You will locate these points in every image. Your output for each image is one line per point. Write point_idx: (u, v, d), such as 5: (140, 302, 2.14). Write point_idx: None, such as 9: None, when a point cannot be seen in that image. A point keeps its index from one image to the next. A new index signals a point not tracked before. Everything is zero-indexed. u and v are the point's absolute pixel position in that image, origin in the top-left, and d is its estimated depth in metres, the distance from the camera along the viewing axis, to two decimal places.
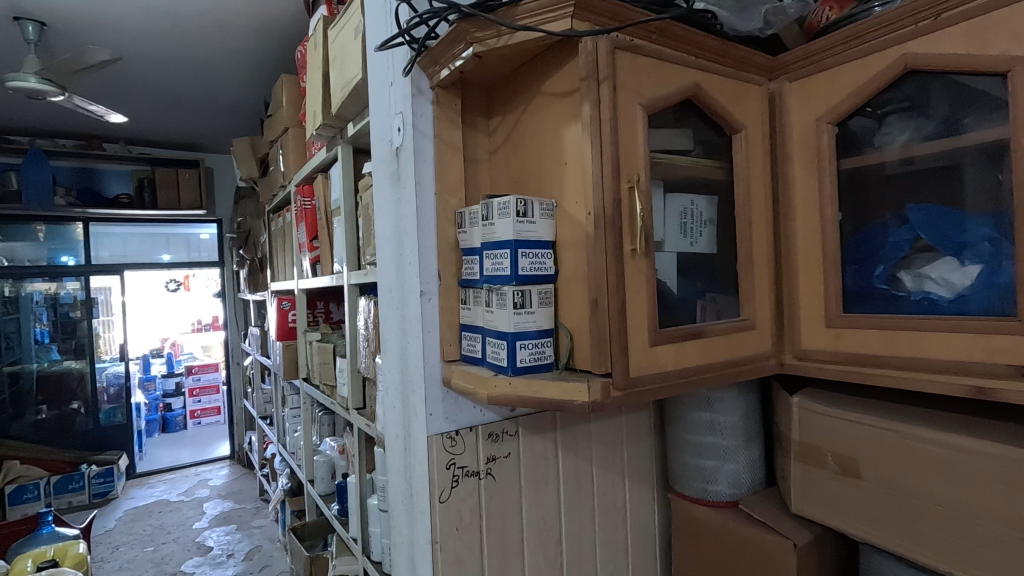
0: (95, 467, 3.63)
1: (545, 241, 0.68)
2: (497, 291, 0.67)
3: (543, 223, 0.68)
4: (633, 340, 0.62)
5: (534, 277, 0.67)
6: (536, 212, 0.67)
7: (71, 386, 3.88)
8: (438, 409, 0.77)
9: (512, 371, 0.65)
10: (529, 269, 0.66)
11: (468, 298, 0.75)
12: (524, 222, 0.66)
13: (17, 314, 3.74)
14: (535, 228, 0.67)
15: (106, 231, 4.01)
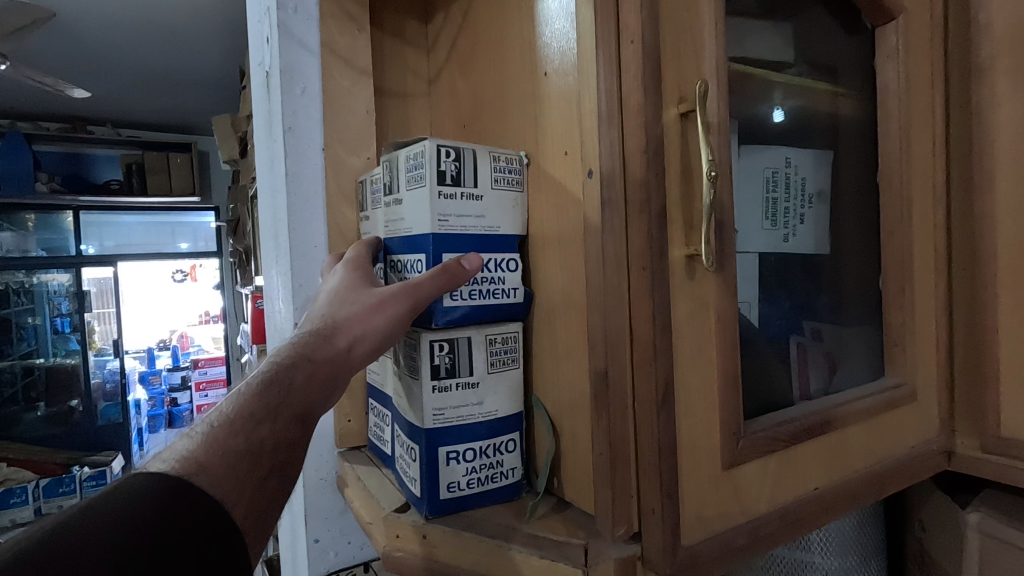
0: (89, 469, 3.35)
1: (503, 238, 0.34)
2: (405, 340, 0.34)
3: (496, 200, 0.33)
4: (689, 465, 0.27)
5: (482, 312, 0.33)
6: (482, 177, 0.33)
7: (65, 382, 3.70)
8: (332, 532, 0.44)
9: (428, 509, 0.31)
10: (469, 297, 0.32)
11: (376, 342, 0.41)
12: (458, 199, 0.32)
13: (33, 305, 3.62)
14: (481, 213, 0.33)
15: (113, 220, 3.71)
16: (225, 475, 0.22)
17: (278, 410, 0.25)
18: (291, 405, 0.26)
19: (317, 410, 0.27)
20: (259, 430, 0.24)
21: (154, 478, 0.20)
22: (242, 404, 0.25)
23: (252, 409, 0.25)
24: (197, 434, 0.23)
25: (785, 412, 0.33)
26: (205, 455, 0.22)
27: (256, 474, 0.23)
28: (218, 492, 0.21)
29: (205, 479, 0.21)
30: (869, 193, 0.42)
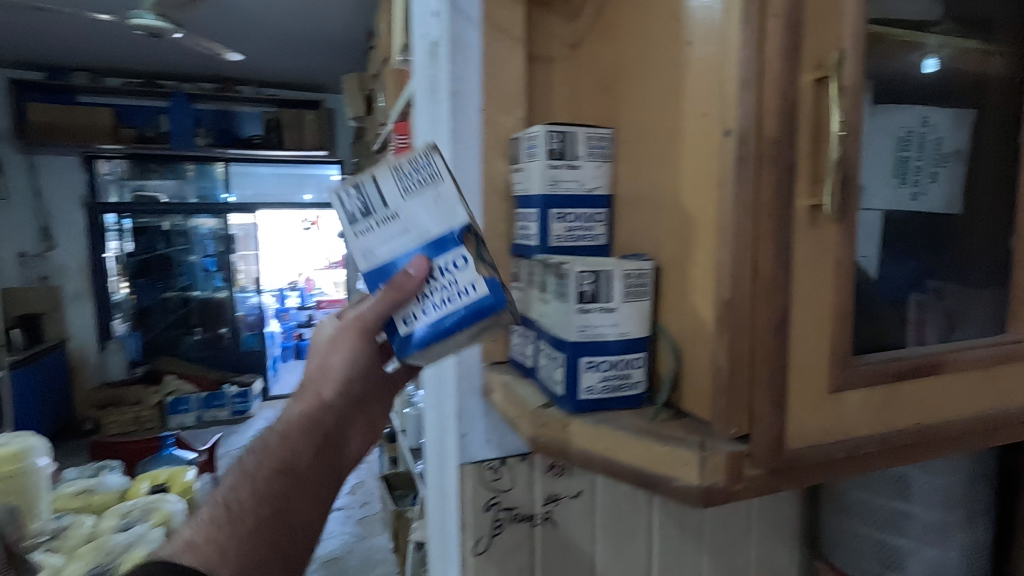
0: (236, 387, 3.91)
1: (438, 244, 0.38)
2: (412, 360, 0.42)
3: (417, 207, 0.38)
4: (798, 383, 0.33)
5: (450, 320, 0.38)
6: (392, 195, 0.38)
7: (216, 313, 4.22)
8: (477, 429, 0.54)
9: (571, 405, 0.39)
10: (434, 311, 0.38)
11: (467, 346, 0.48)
12: (381, 224, 0.38)
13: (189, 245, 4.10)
14: (407, 227, 0.38)
15: (250, 171, 4.13)
16: (210, 545, 0.31)
17: (258, 472, 0.35)
18: (269, 464, 0.36)
19: (291, 460, 0.37)
20: (239, 495, 0.34)
21: (157, 564, 0.29)
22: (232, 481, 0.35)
23: (234, 487, 0.35)
24: (194, 521, 0.33)
25: (896, 352, 0.37)
26: (193, 536, 0.32)
27: (238, 534, 0.32)
28: (205, 560, 0.31)
29: (192, 554, 0.31)
30: (1007, 151, 0.43)
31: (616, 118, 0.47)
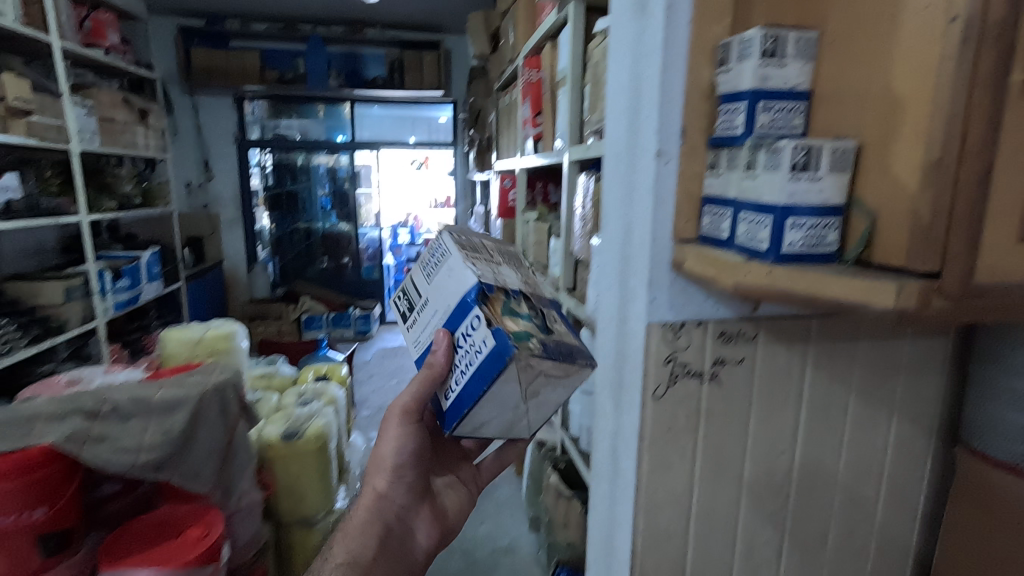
0: (360, 310, 4.34)
1: (452, 316, 0.59)
2: (481, 422, 0.59)
3: (433, 285, 0.64)
4: (993, 230, 0.40)
5: (476, 378, 0.55)
6: (422, 287, 0.67)
7: (344, 243, 4.69)
8: (663, 296, 0.66)
9: (773, 257, 0.49)
10: (464, 374, 0.56)
11: (547, 406, 0.60)
12: (425, 305, 0.65)
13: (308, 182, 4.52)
14: (432, 300, 0.63)
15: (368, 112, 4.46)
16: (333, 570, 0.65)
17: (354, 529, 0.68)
18: (358, 523, 0.69)
19: (368, 519, 0.69)
20: (343, 543, 0.67)
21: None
22: (341, 537, 0.69)
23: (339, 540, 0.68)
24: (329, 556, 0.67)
25: None
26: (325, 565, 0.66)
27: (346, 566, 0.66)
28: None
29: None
30: None
31: (823, 21, 0.53)
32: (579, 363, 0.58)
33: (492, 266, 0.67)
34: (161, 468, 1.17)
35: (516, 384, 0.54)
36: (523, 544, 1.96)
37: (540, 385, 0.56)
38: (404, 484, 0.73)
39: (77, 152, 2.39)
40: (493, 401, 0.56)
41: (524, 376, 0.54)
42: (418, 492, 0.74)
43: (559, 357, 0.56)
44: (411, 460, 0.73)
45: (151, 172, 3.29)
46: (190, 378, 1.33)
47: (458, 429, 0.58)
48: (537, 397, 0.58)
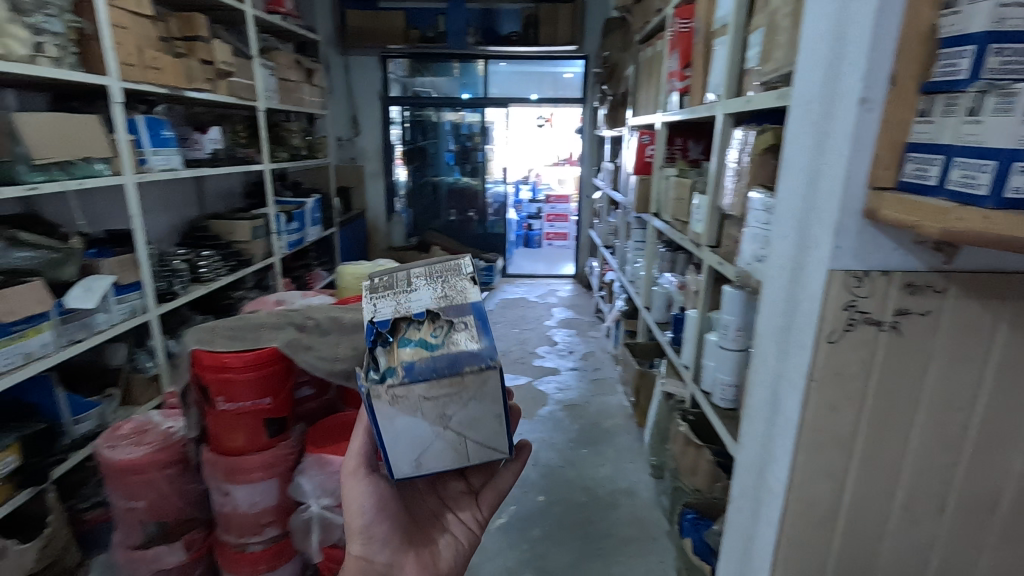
0: (484, 262, 4.57)
1: None
2: (415, 455, 0.69)
3: None
4: None
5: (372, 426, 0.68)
6: None
7: (470, 197, 4.92)
8: (849, 244, 0.67)
9: (993, 202, 0.50)
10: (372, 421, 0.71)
11: (470, 421, 0.68)
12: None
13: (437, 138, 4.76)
14: None
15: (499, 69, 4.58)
16: None
17: None
18: None
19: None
20: None
21: None
22: None
23: None
24: None
25: None
26: None
27: None
28: None
29: None
30: None
31: None
32: (462, 372, 0.65)
33: (402, 293, 0.76)
34: None
35: (402, 415, 0.66)
36: (642, 489, 2.06)
37: (432, 409, 0.66)
38: (384, 539, 0.73)
39: (262, 108, 2.75)
40: (400, 438, 0.68)
41: (399, 405, 0.65)
42: (401, 545, 0.74)
43: (429, 376, 0.65)
44: (383, 513, 0.74)
45: (311, 128, 3.66)
46: None
47: (399, 468, 0.70)
48: (448, 417, 0.67)
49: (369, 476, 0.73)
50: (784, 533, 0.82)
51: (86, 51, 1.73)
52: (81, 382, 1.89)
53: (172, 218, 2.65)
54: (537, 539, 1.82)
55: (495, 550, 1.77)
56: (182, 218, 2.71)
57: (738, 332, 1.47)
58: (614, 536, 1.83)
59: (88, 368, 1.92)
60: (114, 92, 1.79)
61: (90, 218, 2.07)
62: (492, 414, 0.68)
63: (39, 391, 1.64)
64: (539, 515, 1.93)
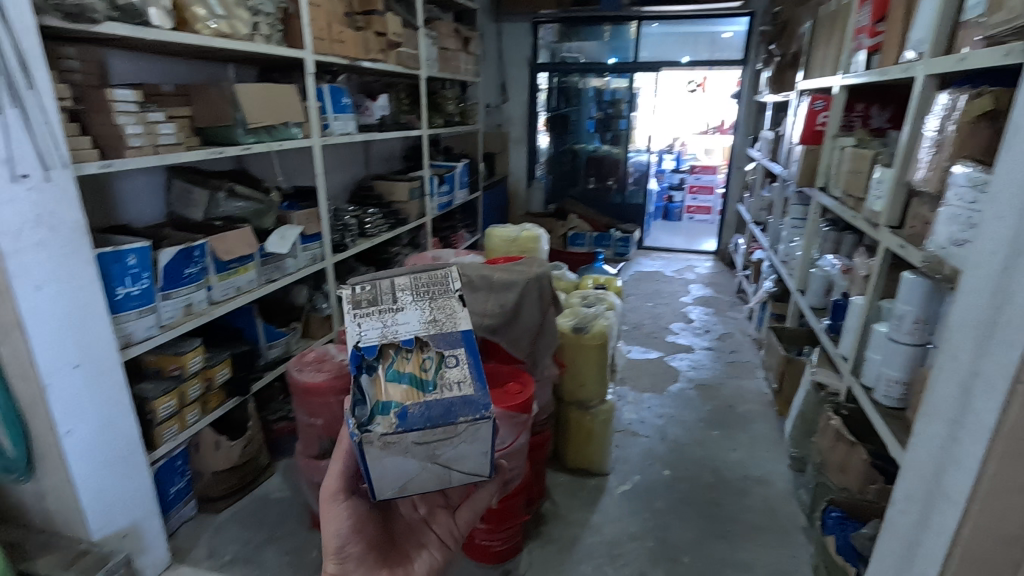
0: (620, 232, 4.47)
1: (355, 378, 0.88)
2: (398, 484, 0.82)
3: None
4: None
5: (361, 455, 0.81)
6: None
7: (611, 166, 4.83)
8: None
9: None
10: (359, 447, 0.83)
11: (458, 459, 0.83)
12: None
13: (580, 105, 4.72)
14: None
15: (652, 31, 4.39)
16: None
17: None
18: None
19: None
20: None
21: None
22: None
23: None
24: None
25: None
26: None
27: None
28: None
29: None
30: None
31: None
32: (456, 421, 0.80)
33: (387, 314, 0.89)
34: (494, 333, 1.54)
35: (392, 455, 0.79)
36: (777, 480, 1.96)
37: (419, 450, 0.80)
38: (357, 556, 0.87)
39: (424, 77, 2.94)
40: (390, 473, 0.81)
41: (389, 450, 0.78)
42: (374, 560, 0.89)
43: (420, 426, 0.79)
44: (357, 531, 0.88)
45: (464, 95, 3.84)
46: (516, 267, 1.66)
47: (382, 492, 0.82)
48: (438, 455, 0.81)
49: (346, 500, 0.87)
50: (959, 546, 0.73)
51: (290, 28, 1.98)
52: (273, 314, 2.24)
53: (345, 177, 2.97)
54: (660, 510, 1.82)
55: (618, 513, 1.81)
56: (351, 179, 3.02)
57: (915, 325, 1.32)
58: (743, 522, 1.77)
59: (278, 303, 2.27)
60: (308, 64, 2.04)
61: (283, 175, 2.41)
62: (478, 453, 0.83)
63: (245, 319, 1.98)
64: (664, 488, 1.93)
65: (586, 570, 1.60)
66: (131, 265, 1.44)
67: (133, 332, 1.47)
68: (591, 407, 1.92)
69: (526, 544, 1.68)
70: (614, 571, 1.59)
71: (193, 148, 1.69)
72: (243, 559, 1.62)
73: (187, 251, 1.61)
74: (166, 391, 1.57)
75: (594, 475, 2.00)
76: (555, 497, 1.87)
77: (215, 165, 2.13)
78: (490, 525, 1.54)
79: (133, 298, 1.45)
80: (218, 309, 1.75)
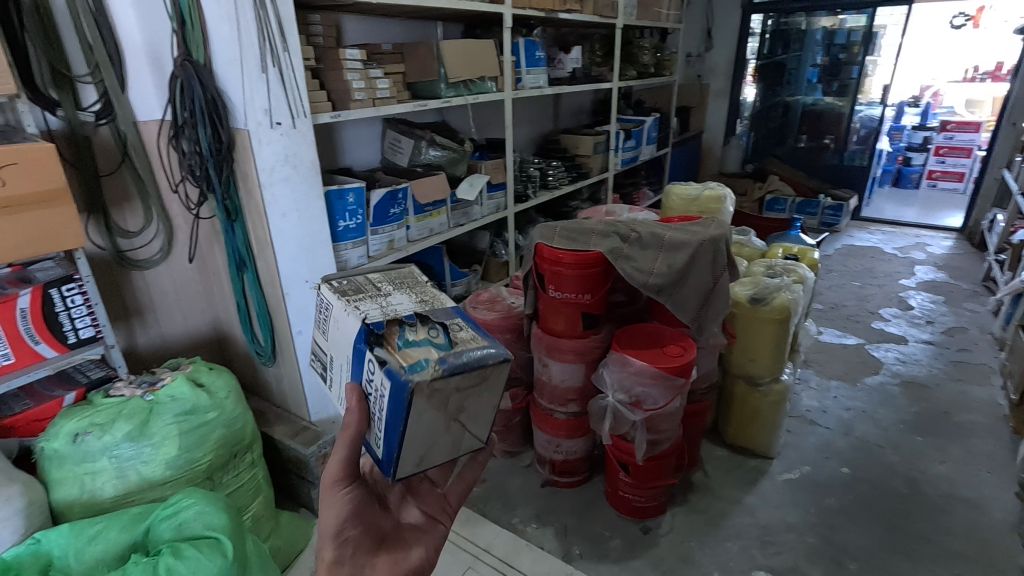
0: (831, 199, 3.97)
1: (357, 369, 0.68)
2: (420, 455, 0.64)
3: (332, 340, 0.75)
4: None
5: (389, 424, 0.60)
6: (322, 348, 0.78)
7: (830, 121, 4.17)
8: None
9: None
10: (382, 421, 0.62)
11: (477, 416, 0.66)
12: (335, 360, 0.74)
13: (802, 50, 4.12)
14: (338, 358, 0.73)
15: None
16: None
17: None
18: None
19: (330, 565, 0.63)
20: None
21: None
22: None
23: None
24: None
25: None
26: None
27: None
28: None
29: None
30: None
31: None
32: (487, 365, 0.63)
33: (380, 299, 0.74)
34: (661, 292, 1.47)
35: (432, 410, 0.61)
36: (996, 508, 1.62)
37: (455, 401, 0.63)
38: (354, 541, 0.65)
39: (621, 26, 2.84)
40: (417, 436, 0.62)
41: (434, 397, 0.60)
42: (374, 551, 0.67)
43: (464, 368, 0.61)
44: (354, 521, 0.66)
45: (664, 43, 3.64)
46: (691, 227, 1.58)
47: (402, 471, 0.63)
48: (462, 411, 0.64)
49: (349, 486, 0.65)
50: None
51: None
52: (459, 256, 2.47)
53: (533, 130, 3.07)
54: (830, 509, 1.65)
55: (777, 501, 1.68)
56: (539, 133, 3.11)
57: None
58: (938, 545, 1.52)
59: (464, 246, 2.49)
60: (507, 18, 2.12)
61: (477, 127, 2.58)
62: (494, 406, 0.68)
63: (434, 258, 2.22)
64: (838, 486, 1.73)
65: (732, 549, 1.53)
66: (350, 202, 1.71)
67: (348, 259, 1.76)
68: (761, 385, 1.78)
69: (670, 508, 1.67)
70: (764, 558, 1.50)
71: (404, 102, 1.91)
72: None
73: (393, 193, 1.86)
74: None
75: (756, 456, 1.87)
76: (707, 470, 1.81)
77: (421, 117, 2.37)
78: (635, 480, 1.56)
79: (350, 231, 1.73)
80: (414, 246, 1.99)
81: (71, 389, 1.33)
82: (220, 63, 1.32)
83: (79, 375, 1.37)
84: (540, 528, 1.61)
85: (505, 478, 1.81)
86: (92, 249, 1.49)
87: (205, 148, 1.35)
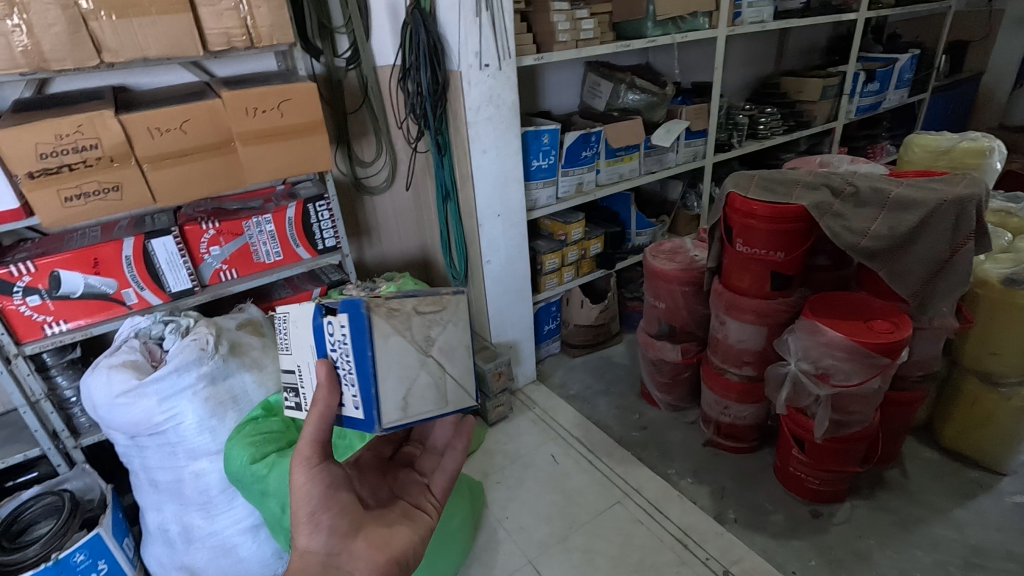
0: None
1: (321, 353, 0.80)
2: (400, 396, 0.76)
3: (295, 357, 0.89)
4: None
5: (357, 359, 0.74)
6: (289, 379, 0.92)
7: None
8: None
9: None
10: (351, 367, 0.75)
11: (447, 351, 0.80)
12: (301, 367, 0.87)
13: None
14: (304, 366, 0.87)
15: None
16: None
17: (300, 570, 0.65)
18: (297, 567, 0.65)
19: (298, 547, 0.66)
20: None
21: None
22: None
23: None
24: None
25: None
26: None
27: None
28: None
29: None
30: None
31: None
32: (440, 293, 0.81)
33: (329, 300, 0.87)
34: (873, 258, 1.29)
35: (395, 335, 0.75)
36: None
37: (418, 328, 0.78)
38: (330, 526, 0.68)
39: None
40: (392, 370, 0.75)
41: (393, 317, 0.75)
42: (352, 528, 0.70)
43: (418, 294, 0.79)
44: (328, 500, 0.70)
45: None
46: (929, 184, 1.32)
47: (385, 414, 0.75)
48: (430, 342, 0.79)
49: (320, 463, 0.70)
50: None
51: None
52: (647, 206, 2.42)
53: (747, 73, 2.78)
54: None
55: (999, 523, 1.40)
56: (754, 77, 2.82)
57: None
58: None
59: (653, 196, 2.43)
60: None
61: (683, 70, 2.44)
62: (462, 343, 0.82)
63: (620, 206, 2.21)
64: None
65: (924, 560, 1.33)
66: (545, 143, 1.79)
67: (538, 199, 1.86)
68: (1003, 385, 1.45)
69: (850, 498, 1.51)
70: None
71: (607, 43, 1.89)
72: (582, 399, 1.97)
73: (586, 136, 1.88)
74: (553, 250, 1.95)
75: (979, 467, 1.57)
76: (907, 469, 1.58)
77: (624, 60, 2.32)
78: (811, 459, 1.43)
79: (542, 170, 1.81)
80: (601, 191, 2.00)
81: (318, 285, 1.68)
82: (443, 9, 1.45)
83: (323, 276, 1.74)
84: (695, 484, 1.59)
85: (666, 431, 1.81)
86: (338, 174, 1.82)
87: (426, 89, 1.51)
